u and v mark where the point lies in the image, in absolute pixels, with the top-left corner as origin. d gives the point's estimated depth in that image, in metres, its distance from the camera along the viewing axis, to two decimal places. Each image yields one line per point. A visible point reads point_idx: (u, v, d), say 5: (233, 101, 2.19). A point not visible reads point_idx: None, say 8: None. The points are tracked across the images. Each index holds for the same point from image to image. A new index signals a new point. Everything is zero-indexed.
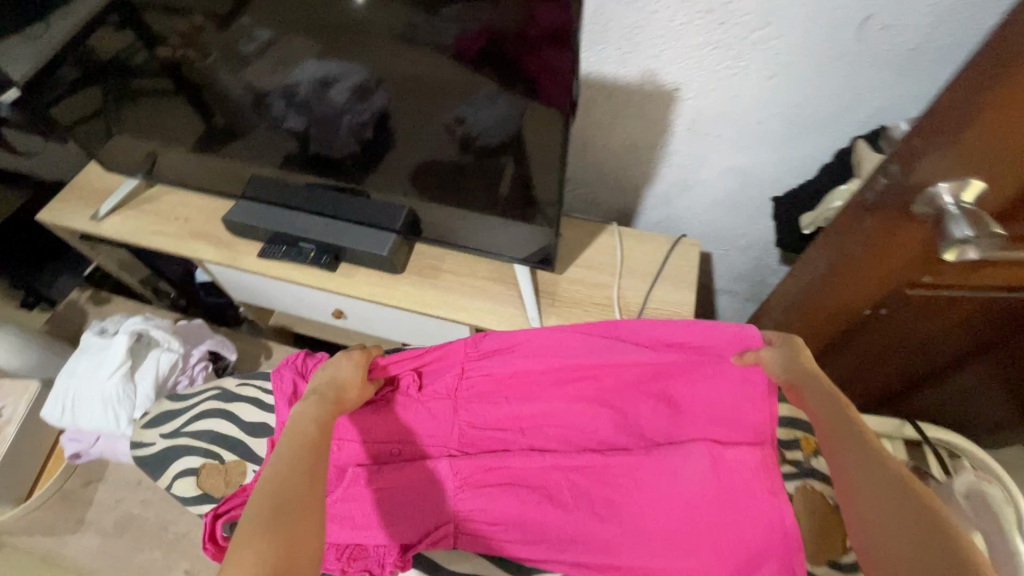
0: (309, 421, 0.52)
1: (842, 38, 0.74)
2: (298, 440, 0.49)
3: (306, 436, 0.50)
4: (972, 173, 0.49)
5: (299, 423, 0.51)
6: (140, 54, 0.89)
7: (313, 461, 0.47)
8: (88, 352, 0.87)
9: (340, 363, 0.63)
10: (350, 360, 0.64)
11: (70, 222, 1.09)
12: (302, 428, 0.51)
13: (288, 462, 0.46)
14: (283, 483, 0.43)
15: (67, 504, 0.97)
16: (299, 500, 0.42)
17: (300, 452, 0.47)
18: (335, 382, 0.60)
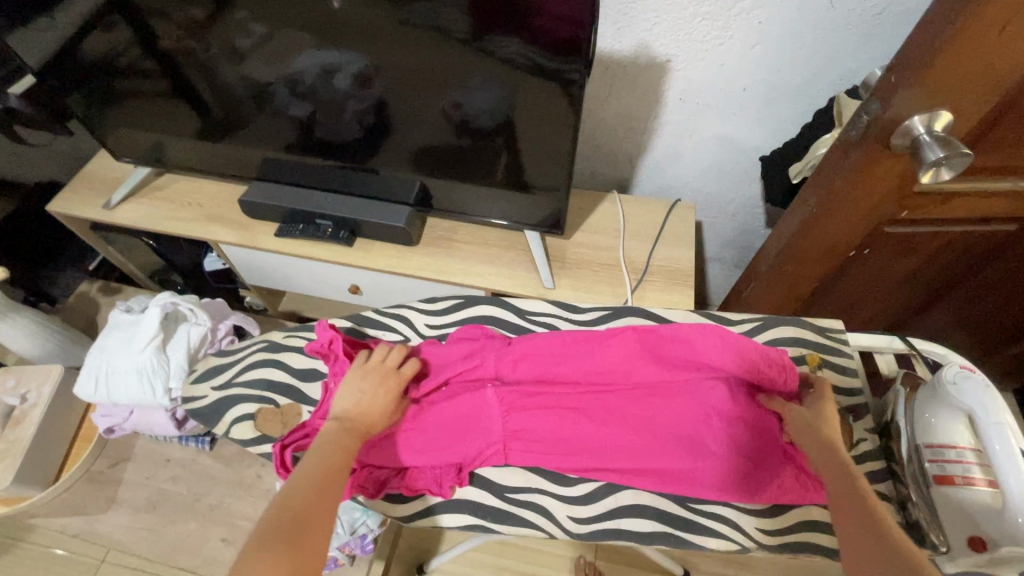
0: (340, 448, 0.56)
1: (817, 5, 0.82)
2: (327, 459, 0.54)
3: (332, 460, 0.54)
4: (939, 106, 0.57)
5: (326, 446, 0.56)
6: (135, 51, 0.93)
7: (334, 487, 0.51)
8: (119, 328, 0.90)
9: (373, 391, 0.62)
10: (384, 391, 0.63)
11: (82, 212, 1.13)
12: (329, 450, 0.55)
13: (310, 483, 0.51)
14: (302, 506, 0.48)
15: (97, 483, 1.04)
16: (312, 523, 0.47)
17: (323, 474, 0.52)
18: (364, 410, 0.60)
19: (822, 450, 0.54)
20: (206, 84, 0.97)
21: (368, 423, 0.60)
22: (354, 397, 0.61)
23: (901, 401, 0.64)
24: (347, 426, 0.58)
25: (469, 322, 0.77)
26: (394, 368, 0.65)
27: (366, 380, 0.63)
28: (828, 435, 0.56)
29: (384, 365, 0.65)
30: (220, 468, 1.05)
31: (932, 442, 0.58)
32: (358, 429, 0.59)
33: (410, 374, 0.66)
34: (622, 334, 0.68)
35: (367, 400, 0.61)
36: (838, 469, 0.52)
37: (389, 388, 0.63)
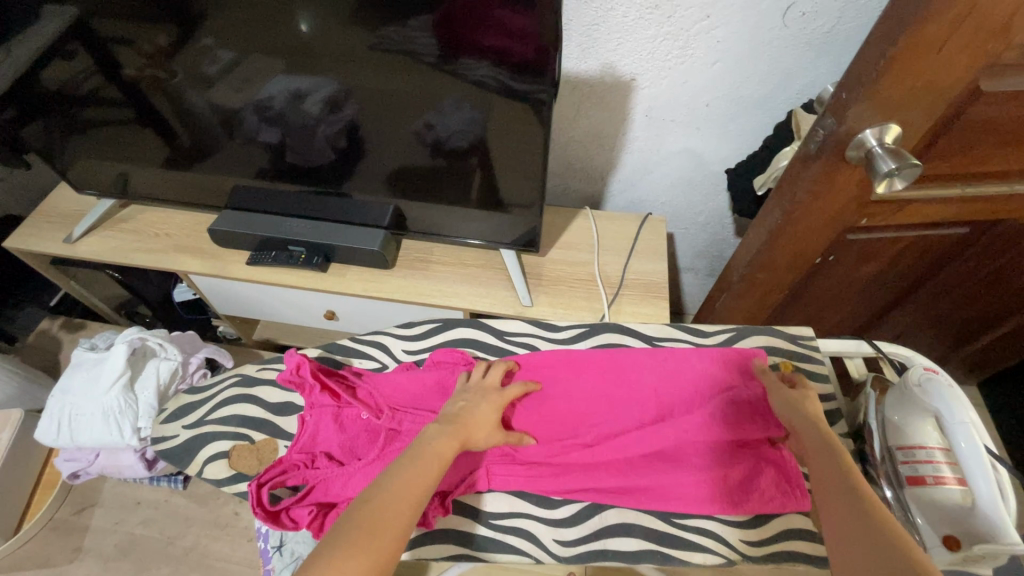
0: (433, 455, 0.55)
1: (771, 24, 0.85)
2: (414, 465, 0.53)
3: (425, 468, 0.53)
4: (889, 119, 0.60)
5: (421, 448, 0.55)
6: (97, 81, 0.91)
7: (415, 494, 0.50)
8: (83, 367, 0.87)
9: (475, 404, 0.62)
10: (487, 405, 0.63)
11: (43, 247, 1.09)
12: (421, 456, 0.54)
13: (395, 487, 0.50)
14: (382, 510, 0.47)
15: (60, 532, 0.99)
16: (383, 526, 0.46)
17: (412, 481, 0.51)
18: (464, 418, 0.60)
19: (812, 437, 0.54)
20: (171, 111, 0.95)
21: (472, 432, 0.60)
22: (459, 406, 0.62)
23: (872, 404, 0.66)
24: (455, 429, 0.59)
25: (446, 345, 0.75)
26: (497, 387, 0.65)
27: (473, 397, 0.64)
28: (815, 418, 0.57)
29: (484, 384, 0.66)
30: (195, 507, 1.02)
31: (902, 444, 0.59)
32: (461, 435, 0.59)
33: (515, 395, 0.65)
34: (609, 359, 0.69)
35: (472, 410, 0.62)
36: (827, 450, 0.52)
37: (491, 404, 0.63)
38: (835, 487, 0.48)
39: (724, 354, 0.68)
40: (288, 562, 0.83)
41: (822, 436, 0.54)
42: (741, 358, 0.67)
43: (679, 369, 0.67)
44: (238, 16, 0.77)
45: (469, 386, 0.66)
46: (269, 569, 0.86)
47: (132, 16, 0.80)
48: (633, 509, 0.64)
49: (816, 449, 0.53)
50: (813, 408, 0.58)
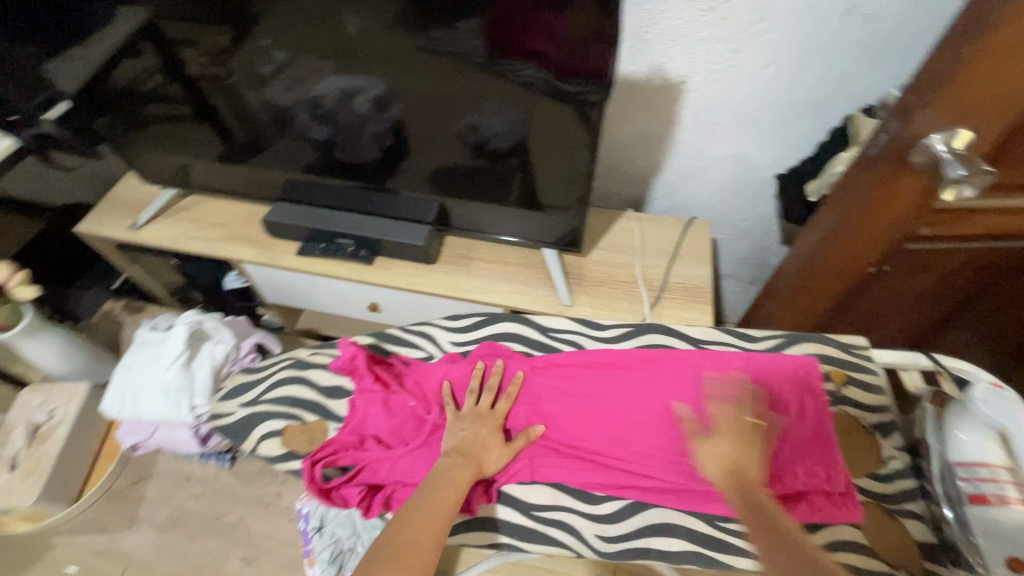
0: (452, 483, 0.58)
1: (829, 27, 0.84)
2: (437, 493, 0.57)
3: (441, 499, 0.56)
4: (959, 123, 0.58)
5: (437, 478, 0.58)
6: (164, 79, 0.97)
7: (441, 521, 0.54)
8: (146, 346, 0.92)
9: (474, 428, 0.64)
10: (484, 428, 0.65)
11: (109, 233, 1.16)
12: (437, 487, 0.57)
13: (420, 516, 0.54)
14: (411, 537, 0.51)
15: (118, 501, 1.05)
16: (418, 551, 0.50)
17: (431, 512, 0.54)
18: (468, 445, 0.63)
19: (732, 479, 0.55)
20: (229, 108, 1.00)
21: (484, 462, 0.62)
22: (462, 435, 0.63)
23: (930, 419, 0.63)
24: (466, 459, 0.61)
25: (492, 339, 0.75)
26: (489, 408, 0.67)
27: (469, 425, 0.65)
28: (746, 469, 0.55)
29: (478, 409, 0.66)
30: (240, 485, 1.06)
31: (964, 460, 0.57)
32: (473, 463, 0.61)
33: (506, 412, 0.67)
34: (658, 360, 0.68)
35: (473, 438, 0.63)
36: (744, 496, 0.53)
37: (489, 428, 0.65)
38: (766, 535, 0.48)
39: (776, 359, 0.66)
40: (327, 544, 0.86)
41: (740, 477, 0.55)
42: (790, 365, 0.66)
43: (716, 371, 0.65)
44: (293, 18, 0.80)
45: (463, 416, 0.66)
46: (309, 549, 0.89)
47: (197, 18, 0.85)
48: (676, 509, 0.63)
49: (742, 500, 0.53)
50: (749, 457, 0.56)
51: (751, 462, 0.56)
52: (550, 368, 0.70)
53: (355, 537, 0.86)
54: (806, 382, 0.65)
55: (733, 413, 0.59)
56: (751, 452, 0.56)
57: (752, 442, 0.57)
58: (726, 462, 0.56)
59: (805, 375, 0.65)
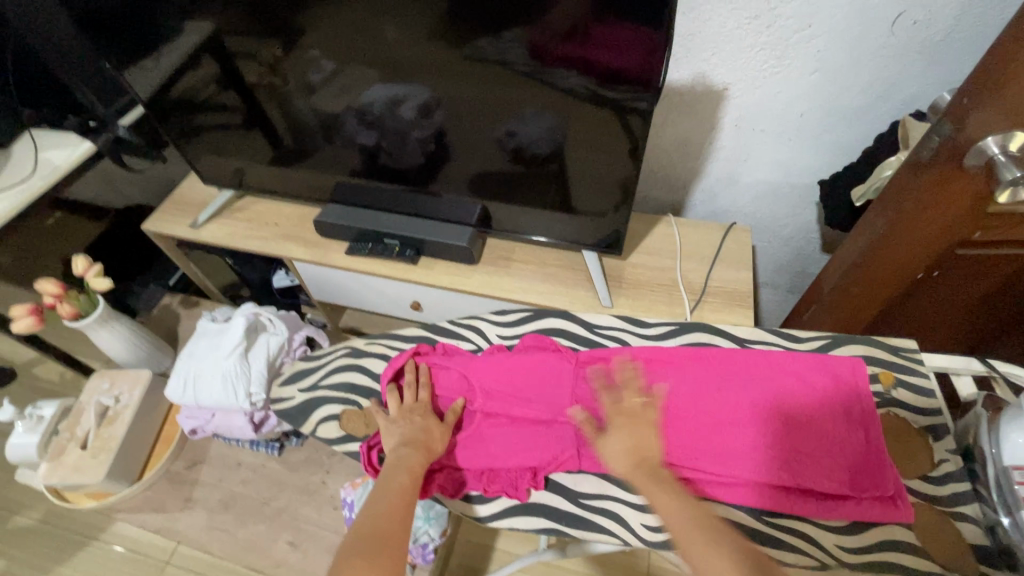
0: (406, 469, 0.62)
1: (877, 34, 0.84)
2: (396, 481, 0.60)
3: (399, 485, 0.59)
4: (1016, 127, 0.58)
5: (393, 470, 0.61)
6: (226, 88, 1.04)
7: (403, 507, 0.57)
8: (207, 335, 0.98)
9: (410, 419, 0.68)
10: (419, 416, 0.69)
11: (171, 230, 1.24)
12: (396, 475, 0.61)
13: (383, 509, 0.56)
14: (378, 524, 0.54)
15: (173, 484, 1.11)
16: (387, 535, 0.53)
17: (394, 499, 0.58)
18: (410, 434, 0.66)
19: (637, 470, 0.58)
20: (281, 113, 1.06)
21: (432, 443, 0.66)
22: (403, 431, 0.67)
23: (984, 425, 0.62)
24: (414, 447, 0.65)
25: (538, 333, 0.78)
26: (412, 399, 0.70)
27: (404, 420, 0.68)
28: (647, 453, 0.59)
29: (405, 404, 0.70)
30: (287, 473, 1.11)
31: (1020, 463, 0.56)
32: (423, 447, 0.65)
33: (425, 398, 0.71)
34: (705, 359, 0.70)
35: (415, 429, 0.67)
36: (654, 482, 0.56)
37: (421, 416, 0.69)
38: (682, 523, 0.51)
39: (824, 361, 0.67)
40: None
41: (649, 466, 0.58)
42: (839, 364, 0.66)
43: (769, 372, 0.67)
44: (345, 30, 0.85)
45: (403, 410, 0.70)
46: None
47: (258, 32, 0.91)
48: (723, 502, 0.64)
49: (652, 486, 0.56)
50: (646, 441, 0.60)
51: (650, 445, 0.59)
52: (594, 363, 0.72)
53: None
54: (855, 383, 0.65)
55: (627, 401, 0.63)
56: (653, 435, 0.60)
57: (648, 425, 0.61)
58: (631, 450, 0.59)
59: (853, 376, 0.65)
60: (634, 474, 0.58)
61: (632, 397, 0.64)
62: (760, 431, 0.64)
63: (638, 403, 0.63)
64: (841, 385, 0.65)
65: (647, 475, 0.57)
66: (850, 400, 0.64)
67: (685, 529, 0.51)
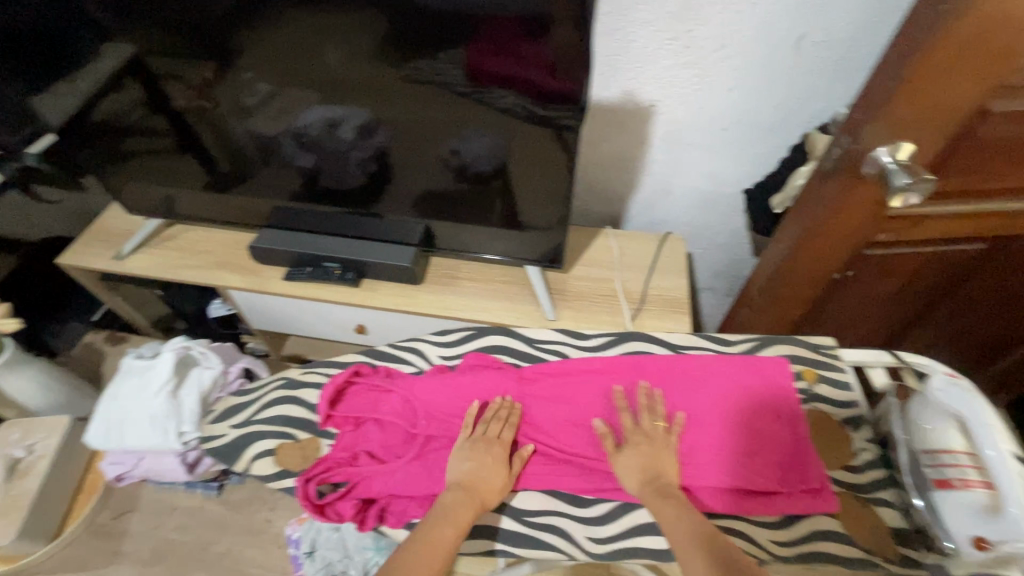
0: (449, 519, 0.59)
1: (783, 54, 0.91)
2: (433, 531, 0.58)
3: (440, 538, 0.58)
4: (901, 139, 0.65)
5: (436, 516, 0.60)
6: (150, 113, 0.99)
7: (438, 559, 0.56)
8: (131, 374, 0.91)
9: (480, 460, 0.65)
10: (490, 459, 0.65)
11: (92, 263, 1.16)
12: (436, 523, 0.59)
13: (421, 556, 0.56)
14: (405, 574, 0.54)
15: (99, 537, 1.04)
16: None
17: (427, 551, 0.57)
18: (473, 480, 0.63)
19: (647, 487, 0.62)
20: (212, 138, 1.02)
21: (488, 495, 0.63)
22: (462, 470, 0.64)
23: (896, 412, 0.67)
24: (469, 495, 0.62)
25: (479, 352, 0.78)
26: (495, 436, 0.67)
27: (471, 455, 0.65)
28: (661, 474, 0.63)
29: (474, 437, 0.67)
30: (228, 514, 1.05)
31: (930, 448, 0.60)
32: (475, 500, 0.62)
33: (496, 431, 0.67)
34: (643, 365, 0.71)
35: (478, 471, 0.64)
36: (663, 498, 0.60)
37: (495, 456, 0.65)
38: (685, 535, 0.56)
39: (753, 361, 0.70)
40: (319, 568, 0.86)
41: (661, 481, 0.62)
42: (767, 363, 0.70)
43: (702, 377, 0.69)
44: (279, 52, 0.83)
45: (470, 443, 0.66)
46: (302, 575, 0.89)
47: (185, 55, 0.87)
48: None
49: (658, 501, 0.60)
50: (661, 462, 0.64)
51: (664, 467, 0.64)
52: (537, 378, 0.72)
53: (348, 561, 0.86)
54: (782, 381, 0.68)
55: (644, 421, 0.66)
56: (670, 458, 0.64)
57: (661, 447, 0.65)
58: (644, 470, 0.63)
59: (779, 374, 0.69)
60: (642, 492, 0.62)
61: (654, 421, 0.67)
62: (716, 435, 0.66)
63: (659, 428, 0.66)
64: (769, 383, 0.68)
65: (654, 493, 0.61)
66: (776, 398, 0.68)
67: (680, 544, 0.56)
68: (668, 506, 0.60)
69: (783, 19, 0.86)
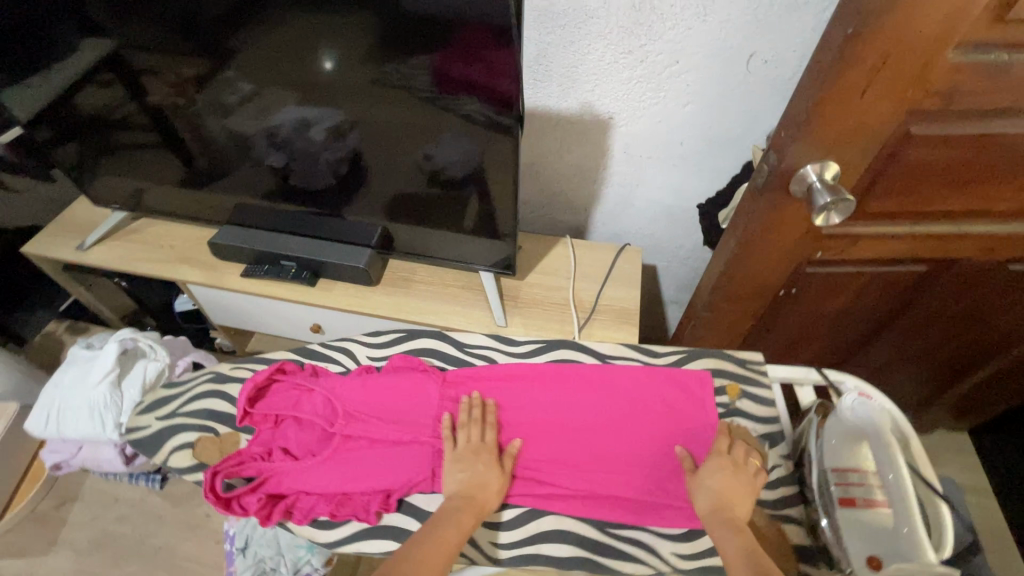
0: (456, 522, 0.61)
1: (735, 71, 0.92)
2: (438, 532, 0.60)
3: (443, 538, 0.59)
4: (828, 157, 0.66)
5: (443, 518, 0.61)
6: (126, 108, 1.00)
7: (439, 558, 0.57)
8: (76, 363, 0.93)
9: (481, 468, 0.66)
10: (488, 465, 0.67)
11: (56, 253, 1.18)
12: (439, 525, 0.60)
13: (427, 553, 0.57)
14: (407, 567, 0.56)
15: (42, 522, 1.11)
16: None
17: (433, 548, 0.58)
18: (477, 484, 0.65)
19: (714, 513, 0.60)
20: (189, 135, 1.02)
21: (487, 500, 0.65)
22: (462, 476, 0.66)
23: (813, 428, 0.67)
24: (469, 501, 0.64)
25: (408, 353, 0.80)
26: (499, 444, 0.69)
27: (468, 461, 0.67)
28: (731, 505, 0.60)
29: (474, 443, 0.68)
30: (169, 507, 1.13)
31: (839, 465, 0.62)
32: (476, 505, 0.64)
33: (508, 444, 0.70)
34: (560, 373, 0.74)
35: (475, 476, 0.66)
36: (730, 523, 0.58)
37: (487, 462, 0.67)
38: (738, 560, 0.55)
39: (670, 372, 0.73)
40: (249, 565, 0.87)
41: (736, 507, 0.60)
42: (684, 373, 0.72)
43: (618, 387, 0.72)
44: (264, 52, 0.83)
45: (465, 449, 0.68)
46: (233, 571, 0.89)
47: (165, 51, 0.88)
48: (570, 516, 0.68)
49: (723, 527, 0.58)
50: (737, 495, 0.60)
51: (739, 501, 0.60)
52: (458, 381, 0.74)
53: (278, 558, 0.87)
54: (700, 393, 0.71)
55: (734, 452, 0.63)
56: (746, 496, 0.61)
57: (742, 482, 0.61)
58: (718, 496, 0.60)
59: (693, 385, 0.71)
60: (709, 518, 0.60)
61: (747, 458, 0.63)
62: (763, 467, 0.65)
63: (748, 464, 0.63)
64: (686, 395, 0.71)
65: (719, 523, 0.59)
66: (688, 409, 0.70)
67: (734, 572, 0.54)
68: (730, 532, 0.58)
69: (734, 34, 0.87)
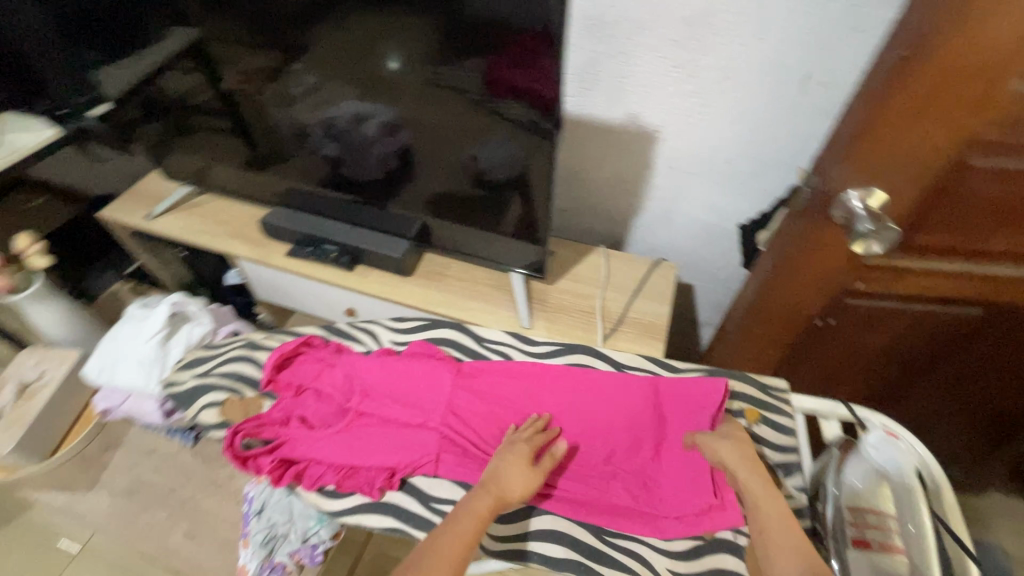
0: (471, 512, 0.62)
1: (788, 91, 0.89)
2: (456, 524, 0.61)
3: (459, 529, 0.60)
4: (873, 183, 0.63)
5: (459, 512, 0.63)
6: (202, 92, 1.08)
7: (456, 550, 0.59)
8: (131, 319, 1.00)
9: (505, 462, 0.67)
10: (511, 460, 0.68)
11: (126, 219, 1.28)
12: (457, 517, 0.62)
13: (441, 544, 0.59)
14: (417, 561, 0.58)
15: (86, 464, 1.22)
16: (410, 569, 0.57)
17: (447, 539, 0.59)
18: (500, 476, 0.66)
19: (745, 467, 0.66)
20: (256, 120, 1.09)
21: (507, 489, 0.65)
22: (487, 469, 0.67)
23: (833, 464, 0.65)
24: (485, 490, 0.64)
25: (429, 341, 0.83)
26: (523, 440, 0.70)
27: (497, 459, 0.69)
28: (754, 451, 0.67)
29: (512, 441, 0.71)
30: (198, 464, 1.21)
31: (854, 504, 0.60)
32: (494, 494, 0.64)
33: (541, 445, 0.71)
34: (572, 374, 0.77)
35: (497, 470, 0.66)
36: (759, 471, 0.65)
37: (516, 457, 0.68)
38: (771, 509, 0.61)
39: (682, 382, 0.75)
40: (263, 527, 0.91)
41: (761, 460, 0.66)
42: (700, 388, 0.73)
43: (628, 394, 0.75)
44: (332, 49, 0.88)
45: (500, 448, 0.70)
46: (247, 531, 0.93)
47: (241, 41, 0.94)
48: (569, 518, 0.71)
49: (752, 481, 0.64)
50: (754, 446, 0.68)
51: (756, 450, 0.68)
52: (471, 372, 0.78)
53: (290, 524, 0.90)
54: (710, 404, 0.73)
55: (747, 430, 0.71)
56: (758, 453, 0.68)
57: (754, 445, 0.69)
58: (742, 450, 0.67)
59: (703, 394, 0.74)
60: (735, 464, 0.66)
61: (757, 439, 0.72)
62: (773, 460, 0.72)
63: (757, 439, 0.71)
64: (696, 408, 0.74)
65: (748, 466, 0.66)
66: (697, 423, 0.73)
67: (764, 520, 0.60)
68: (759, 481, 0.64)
69: (793, 53, 0.85)
